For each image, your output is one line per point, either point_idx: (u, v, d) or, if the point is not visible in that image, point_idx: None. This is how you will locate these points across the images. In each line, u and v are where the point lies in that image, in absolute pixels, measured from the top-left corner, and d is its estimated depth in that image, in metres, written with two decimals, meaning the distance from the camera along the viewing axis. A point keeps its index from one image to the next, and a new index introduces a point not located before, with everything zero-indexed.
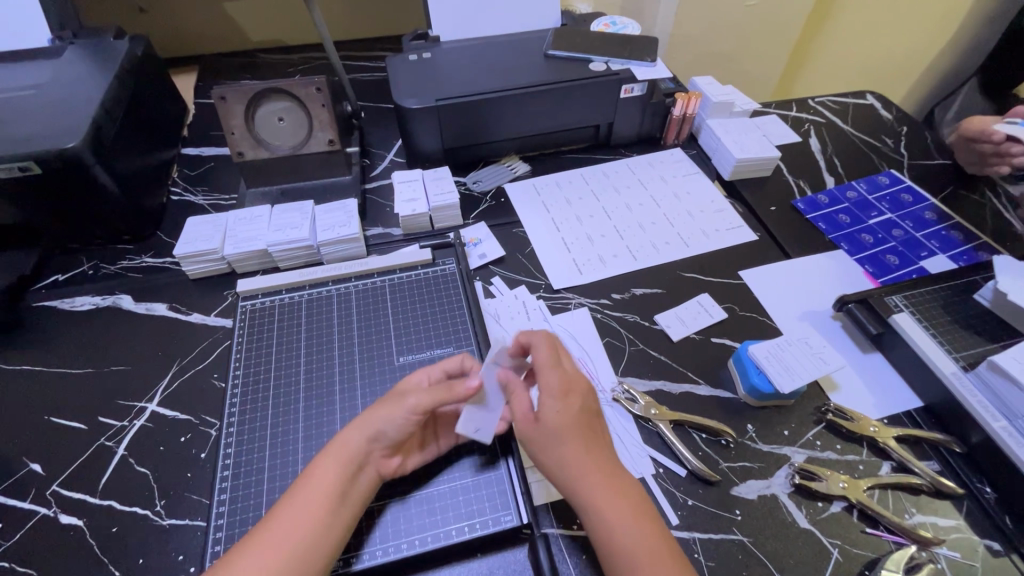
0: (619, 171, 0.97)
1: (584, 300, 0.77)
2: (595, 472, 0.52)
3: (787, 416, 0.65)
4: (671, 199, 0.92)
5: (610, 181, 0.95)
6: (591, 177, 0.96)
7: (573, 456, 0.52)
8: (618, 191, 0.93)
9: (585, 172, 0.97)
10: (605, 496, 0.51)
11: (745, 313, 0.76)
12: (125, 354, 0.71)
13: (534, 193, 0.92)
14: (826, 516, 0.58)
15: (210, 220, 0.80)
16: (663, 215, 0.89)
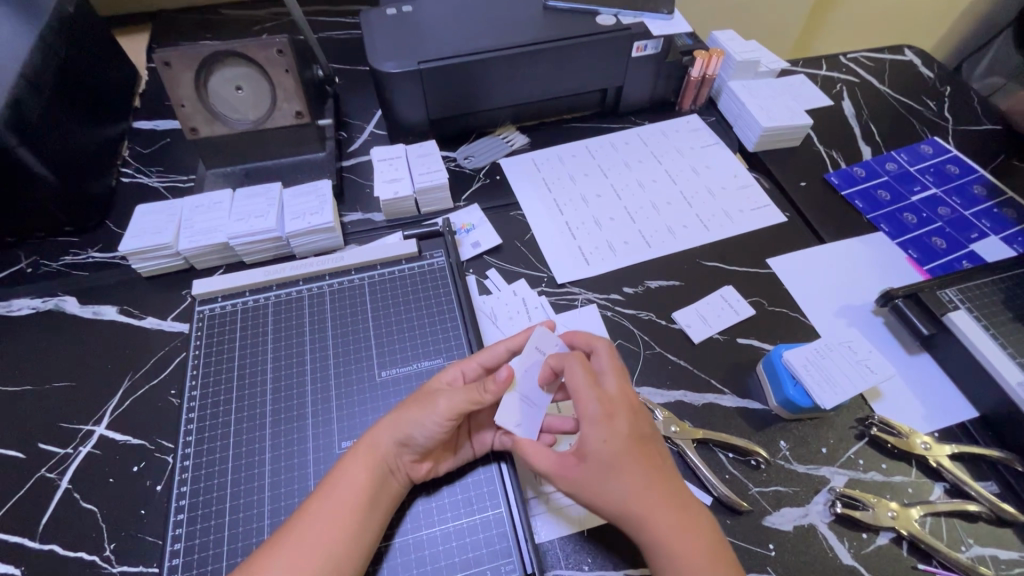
0: (629, 143, 0.86)
1: (591, 295, 0.68)
2: (655, 513, 0.45)
3: (825, 430, 0.57)
4: (688, 175, 0.81)
5: (619, 155, 0.84)
6: (597, 150, 0.85)
7: (631, 493, 0.45)
8: (628, 166, 0.82)
9: (591, 144, 0.85)
10: (669, 538, 0.44)
11: (774, 308, 0.67)
12: (70, 367, 0.62)
13: (534, 170, 0.81)
14: (872, 550, 0.51)
15: (162, 208, 0.70)
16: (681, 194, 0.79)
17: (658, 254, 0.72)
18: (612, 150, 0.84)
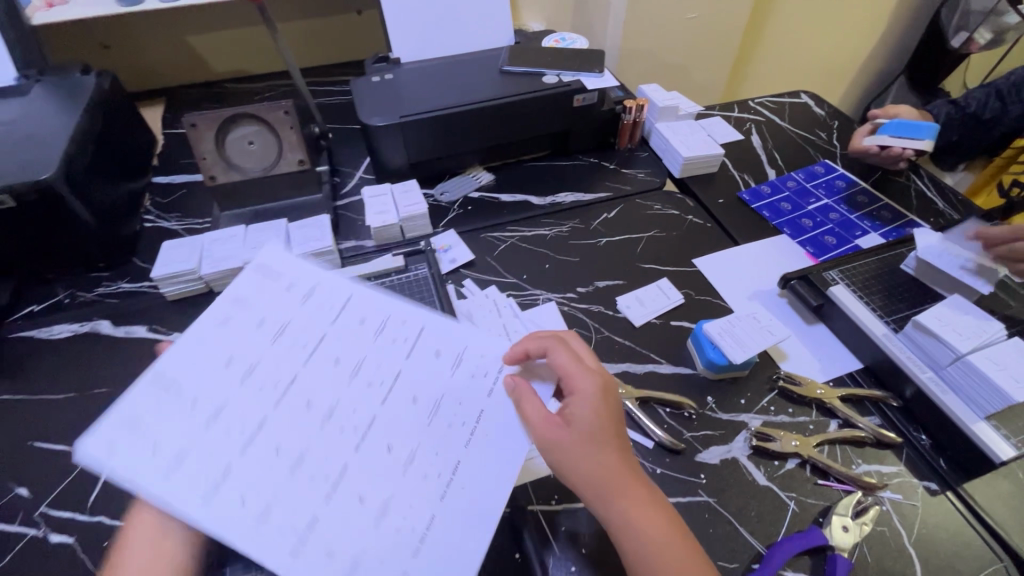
0: (283, 274, 0.58)
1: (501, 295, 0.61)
2: (599, 467, 0.49)
3: (743, 386, 0.71)
4: (381, 313, 0.58)
5: (290, 312, 0.55)
6: (235, 319, 0.53)
7: (591, 458, 0.49)
8: (276, 340, 0.53)
9: (206, 329, 0.52)
10: (612, 492, 0.49)
11: (700, 296, 0.81)
12: (107, 377, 0.73)
13: (157, 398, 0.47)
14: (782, 473, 0.63)
15: (186, 243, 0.83)
16: (375, 347, 0.55)
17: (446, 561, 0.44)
18: (259, 301, 0.55)
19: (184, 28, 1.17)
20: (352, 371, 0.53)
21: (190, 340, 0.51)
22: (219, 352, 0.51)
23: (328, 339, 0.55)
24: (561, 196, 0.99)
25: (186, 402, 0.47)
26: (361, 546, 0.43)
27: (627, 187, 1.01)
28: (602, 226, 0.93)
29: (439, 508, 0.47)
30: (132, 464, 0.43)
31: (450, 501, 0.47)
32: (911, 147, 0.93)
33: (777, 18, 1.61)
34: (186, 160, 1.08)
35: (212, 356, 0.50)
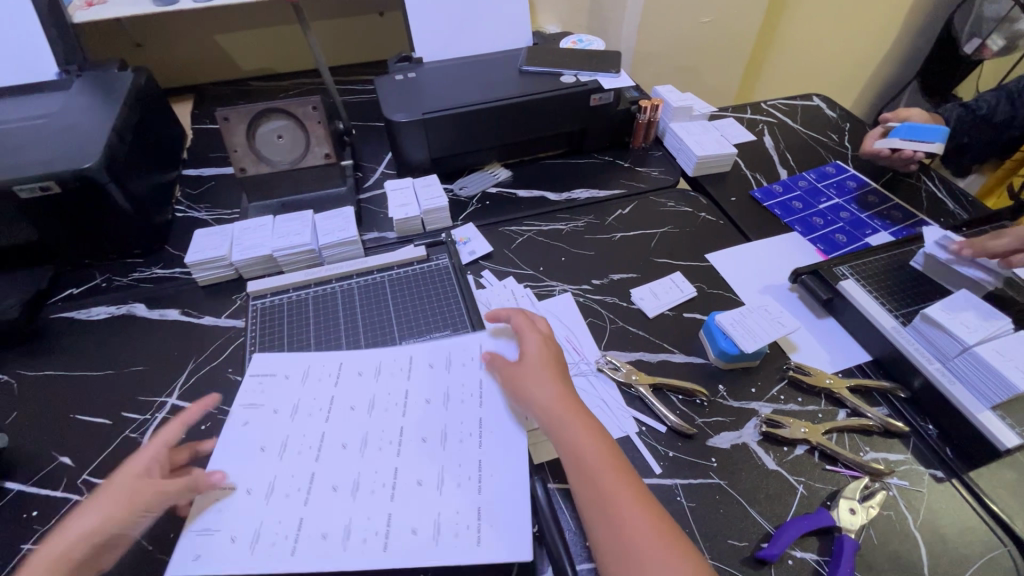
0: (276, 371, 0.69)
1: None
2: (581, 452, 0.56)
3: (754, 376, 0.73)
4: (373, 361, 0.70)
5: (296, 393, 0.67)
6: (253, 417, 0.64)
7: (546, 396, 0.60)
8: (293, 416, 0.64)
9: (233, 436, 0.62)
10: (595, 474, 0.54)
11: (712, 290, 0.84)
12: (143, 356, 0.76)
13: (210, 507, 0.56)
14: (791, 458, 0.65)
15: (217, 231, 0.86)
16: (376, 386, 0.67)
17: (493, 506, 0.56)
18: (265, 400, 0.66)
19: (214, 27, 1.21)
20: (369, 405, 0.65)
21: (229, 449, 0.61)
22: (250, 446, 0.61)
23: (338, 399, 0.66)
24: (576, 192, 1.02)
25: (245, 495, 0.57)
26: (437, 511, 0.56)
27: (641, 184, 1.04)
28: (616, 222, 0.96)
29: (480, 455, 0.60)
30: (219, 556, 0.53)
31: (483, 453, 0.60)
32: (924, 150, 0.94)
33: (790, 23, 1.63)
34: (214, 154, 1.12)
35: (245, 447, 0.61)
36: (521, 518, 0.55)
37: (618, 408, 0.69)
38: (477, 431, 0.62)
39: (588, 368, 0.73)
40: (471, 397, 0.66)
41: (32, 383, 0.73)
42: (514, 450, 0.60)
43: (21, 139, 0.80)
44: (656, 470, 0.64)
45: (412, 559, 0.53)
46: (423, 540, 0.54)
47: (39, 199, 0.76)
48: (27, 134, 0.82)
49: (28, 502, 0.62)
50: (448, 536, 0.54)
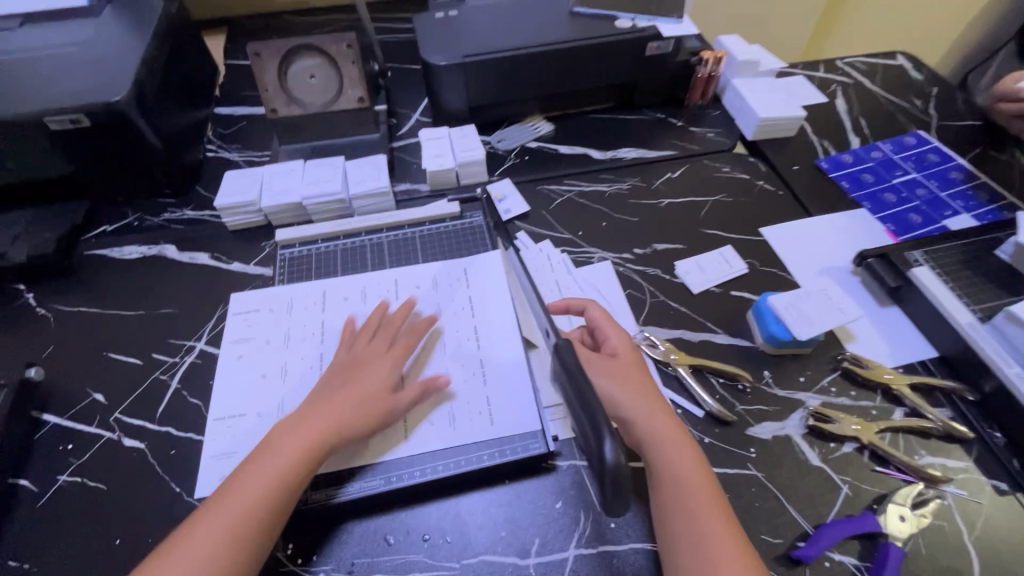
0: (261, 307, 0.73)
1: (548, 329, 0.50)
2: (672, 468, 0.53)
3: (803, 364, 0.68)
4: (358, 286, 0.74)
5: (285, 323, 0.71)
6: (247, 350, 0.69)
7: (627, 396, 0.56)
8: (288, 342, 0.69)
9: (231, 368, 0.67)
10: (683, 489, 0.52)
11: (765, 268, 0.78)
12: (173, 299, 0.76)
13: (227, 437, 0.62)
14: (837, 455, 0.61)
15: (247, 174, 0.83)
16: (364, 308, 0.72)
17: (499, 394, 0.63)
18: (255, 333, 0.70)
19: None
20: (360, 323, 0.71)
21: (232, 380, 0.66)
22: (252, 373, 0.67)
23: (329, 321, 0.71)
24: (623, 151, 0.95)
25: (256, 418, 0.63)
26: (448, 405, 0.62)
27: (695, 146, 0.96)
28: (665, 187, 0.89)
29: (479, 354, 0.67)
30: None
31: (481, 354, 0.67)
32: None
33: None
34: (246, 93, 1.08)
35: (248, 376, 0.66)
36: (524, 401, 0.63)
37: None
38: (473, 335, 0.68)
39: None
40: (459, 310, 0.71)
41: (68, 318, 0.73)
42: (500, 359, 0.66)
43: (51, 68, 0.78)
44: None
45: (436, 444, 0.60)
46: (437, 429, 0.61)
47: (70, 133, 0.74)
48: (57, 62, 0.79)
49: (64, 435, 0.63)
50: (463, 422, 0.61)
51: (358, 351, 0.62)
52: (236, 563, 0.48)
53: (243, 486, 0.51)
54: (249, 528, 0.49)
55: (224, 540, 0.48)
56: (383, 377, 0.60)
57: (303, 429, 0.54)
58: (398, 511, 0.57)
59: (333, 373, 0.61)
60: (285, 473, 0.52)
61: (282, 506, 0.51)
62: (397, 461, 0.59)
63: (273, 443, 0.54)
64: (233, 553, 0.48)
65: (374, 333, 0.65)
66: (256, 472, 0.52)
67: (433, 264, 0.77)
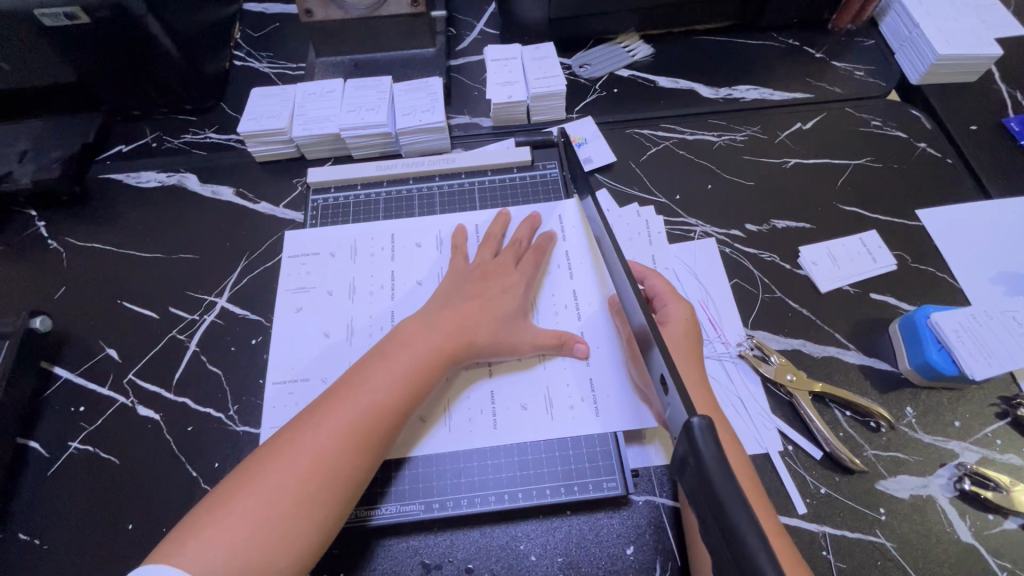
0: (319, 249, 0.62)
1: (674, 390, 0.34)
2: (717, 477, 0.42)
3: (961, 403, 0.52)
4: (432, 232, 0.62)
5: (347, 271, 0.60)
6: (306, 303, 0.59)
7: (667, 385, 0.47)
8: (353, 296, 0.59)
9: (290, 323, 0.58)
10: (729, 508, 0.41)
11: (918, 266, 0.60)
12: (193, 242, 0.65)
13: (287, 405, 0.53)
14: (996, 532, 0.47)
15: (276, 93, 0.69)
16: (441, 259, 0.61)
17: (606, 378, 0.52)
18: (315, 281, 0.60)
19: None
20: (436, 276, 0.60)
21: (288, 336, 0.57)
22: (313, 332, 0.57)
23: (399, 274, 0.60)
24: (740, 89, 0.74)
25: (320, 384, 0.54)
26: (544, 385, 0.52)
27: (837, 88, 0.74)
28: (793, 142, 0.69)
29: (580, 329, 0.55)
30: None
31: (583, 327, 0.55)
32: None
33: None
34: None
35: (308, 333, 0.57)
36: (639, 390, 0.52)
37: (759, 414, 0.52)
38: (572, 303, 0.56)
39: (726, 352, 0.55)
40: (554, 269, 0.59)
41: (81, 256, 0.65)
42: (607, 338, 0.54)
43: None
44: (799, 509, 0.48)
45: (531, 433, 0.50)
46: (532, 414, 0.51)
47: (67, 32, 0.62)
48: None
49: (76, 395, 0.56)
50: (563, 410, 0.51)
51: (482, 262, 0.56)
52: (320, 491, 0.42)
53: (348, 401, 0.45)
54: (361, 441, 0.44)
55: (333, 450, 0.43)
56: (508, 297, 0.54)
57: (424, 339, 0.49)
58: (439, 534, 0.48)
59: (446, 290, 0.54)
60: (392, 398, 0.46)
61: (394, 425, 0.46)
62: (443, 481, 0.49)
63: (386, 354, 0.48)
64: (341, 465, 0.43)
65: (496, 246, 0.58)
66: (368, 385, 0.46)
67: (518, 211, 0.63)
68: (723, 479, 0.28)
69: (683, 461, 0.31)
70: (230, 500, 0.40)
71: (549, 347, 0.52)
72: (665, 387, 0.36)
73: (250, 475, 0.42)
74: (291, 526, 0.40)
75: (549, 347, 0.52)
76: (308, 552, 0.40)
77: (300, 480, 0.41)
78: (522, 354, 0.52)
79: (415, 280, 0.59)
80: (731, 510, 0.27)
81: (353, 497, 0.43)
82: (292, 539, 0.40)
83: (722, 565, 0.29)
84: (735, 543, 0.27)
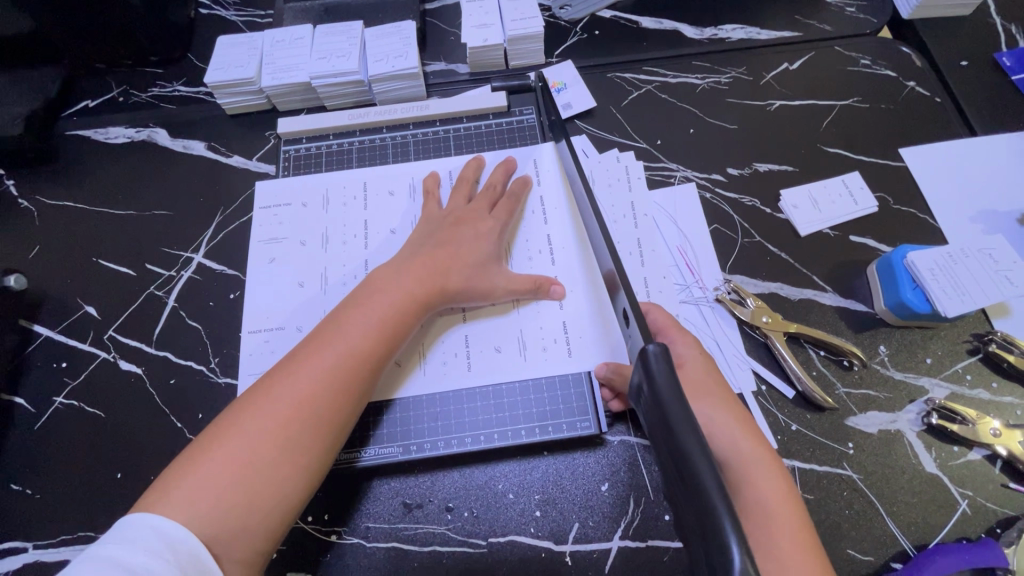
0: (293, 201, 0.61)
1: (637, 324, 0.35)
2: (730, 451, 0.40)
3: (934, 341, 0.53)
4: (407, 179, 0.61)
5: (320, 221, 0.60)
6: (279, 253, 0.58)
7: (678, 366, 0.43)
8: (326, 245, 0.58)
9: (264, 273, 0.57)
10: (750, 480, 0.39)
11: (900, 207, 0.60)
12: (166, 197, 0.64)
13: (264, 353, 0.54)
14: (960, 463, 0.48)
15: (244, 41, 0.66)
16: (414, 206, 0.60)
17: (578, 321, 0.53)
18: (288, 232, 0.59)
19: None
20: (410, 223, 0.59)
21: (262, 286, 0.57)
22: (287, 280, 0.57)
23: (374, 223, 0.59)
24: (726, 29, 0.71)
25: (296, 332, 0.55)
26: (518, 329, 0.53)
27: (826, 26, 0.71)
28: (779, 83, 0.67)
29: (555, 274, 0.55)
30: None
31: (557, 272, 0.55)
32: None
33: None
34: None
35: (282, 284, 0.57)
36: (612, 332, 0.52)
37: (733, 353, 0.53)
38: (546, 248, 0.56)
39: (703, 297, 0.55)
40: (529, 215, 0.58)
41: (53, 214, 0.64)
42: (581, 282, 0.54)
43: None
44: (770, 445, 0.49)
45: (505, 376, 0.51)
46: (507, 357, 0.52)
47: None
48: None
49: (57, 351, 0.57)
50: (536, 353, 0.52)
51: (454, 209, 0.56)
52: (301, 437, 0.42)
53: (325, 350, 0.45)
54: (338, 386, 0.44)
55: (312, 397, 0.43)
56: (480, 242, 0.53)
57: (395, 287, 0.49)
58: (419, 476, 0.49)
59: (419, 239, 0.54)
60: (370, 344, 0.46)
61: (371, 371, 0.46)
62: (420, 425, 0.50)
63: (360, 301, 0.48)
64: (321, 411, 0.43)
65: (472, 192, 0.58)
66: (343, 332, 0.46)
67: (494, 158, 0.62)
68: (676, 404, 0.29)
69: (639, 389, 0.32)
70: (211, 448, 0.41)
71: (523, 292, 0.52)
72: (628, 322, 0.37)
73: (229, 422, 0.42)
74: (273, 470, 0.41)
75: (523, 291, 0.52)
76: (292, 494, 0.41)
77: (278, 425, 0.42)
78: (496, 299, 0.52)
79: (390, 229, 0.59)
80: (682, 432, 0.28)
81: (335, 441, 0.44)
82: (274, 482, 0.41)
83: (671, 488, 0.30)
84: (684, 464, 0.27)
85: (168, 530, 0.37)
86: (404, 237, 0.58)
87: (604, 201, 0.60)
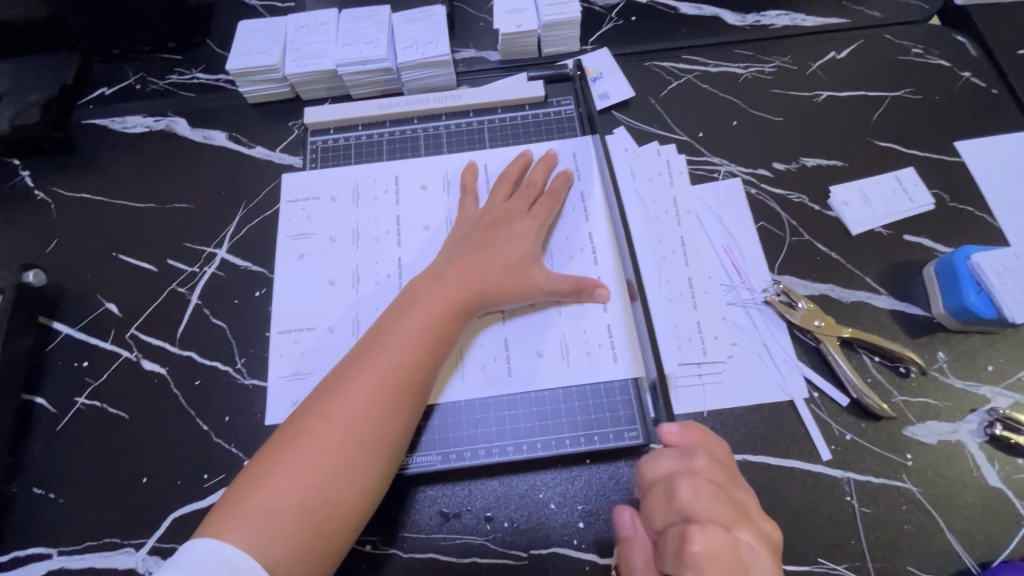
0: (320, 194, 0.59)
1: None
2: None
3: (996, 348, 0.50)
4: (439, 173, 0.59)
5: (350, 216, 0.57)
6: (308, 249, 0.56)
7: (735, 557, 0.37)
8: (357, 242, 0.56)
9: (292, 270, 0.55)
10: None
11: (956, 205, 0.57)
12: (188, 189, 0.62)
13: (295, 353, 0.52)
14: None
15: (266, 26, 0.63)
16: (449, 202, 0.57)
17: (623, 324, 0.50)
18: (316, 228, 0.57)
19: None
20: (444, 220, 0.56)
21: (290, 284, 0.55)
22: (317, 278, 0.55)
23: (406, 218, 0.57)
24: (769, 15, 0.67)
25: (327, 333, 0.52)
26: (560, 332, 0.50)
27: (875, 13, 0.67)
28: (826, 73, 0.64)
29: (597, 274, 0.53)
30: None
31: (600, 272, 0.53)
32: None
33: None
34: None
35: (311, 282, 0.55)
36: None
37: (784, 359, 0.50)
38: (588, 246, 0.54)
39: (751, 299, 0.53)
40: (569, 211, 0.55)
41: (71, 207, 0.61)
42: (625, 282, 0.52)
43: None
44: (824, 455, 0.47)
45: (547, 382, 0.49)
46: (550, 361, 0.50)
47: None
48: None
49: (78, 350, 0.55)
50: (580, 357, 0.50)
51: (493, 208, 0.53)
52: (361, 454, 0.40)
53: (378, 362, 0.43)
54: (393, 401, 0.42)
55: (368, 412, 0.41)
56: (521, 242, 0.51)
57: (439, 292, 0.47)
58: (457, 485, 0.47)
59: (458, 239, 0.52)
60: (422, 352, 0.44)
61: (424, 380, 0.44)
62: (459, 432, 0.48)
63: (406, 309, 0.46)
64: (378, 425, 0.41)
65: (510, 188, 0.55)
66: (393, 341, 0.44)
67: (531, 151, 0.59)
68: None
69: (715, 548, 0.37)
70: (268, 474, 0.39)
71: (566, 294, 0.50)
72: None
73: (286, 443, 0.40)
74: (341, 496, 0.39)
75: (565, 293, 0.50)
76: (358, 514, 0.40)
77: (337, 442, 0.40)
78: (538, 301, 0.50)
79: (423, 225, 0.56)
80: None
81: (395, 455, 0.42)
82: (335, 505, 0.39)
83: None
84: None
85: (228, 556, 0.35)
86: (438, 233, 0.56)
87: (646, 197, 0.57)
